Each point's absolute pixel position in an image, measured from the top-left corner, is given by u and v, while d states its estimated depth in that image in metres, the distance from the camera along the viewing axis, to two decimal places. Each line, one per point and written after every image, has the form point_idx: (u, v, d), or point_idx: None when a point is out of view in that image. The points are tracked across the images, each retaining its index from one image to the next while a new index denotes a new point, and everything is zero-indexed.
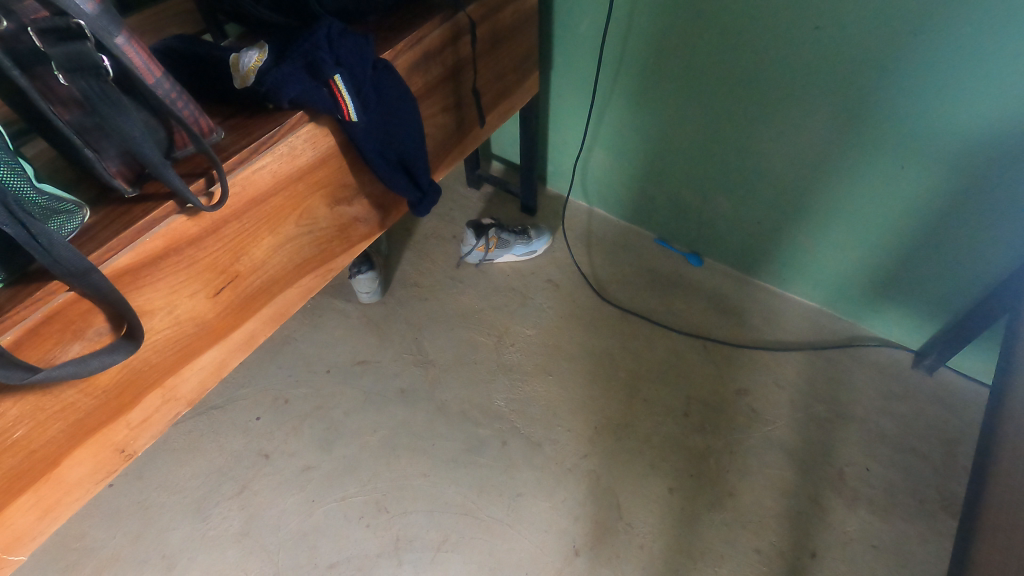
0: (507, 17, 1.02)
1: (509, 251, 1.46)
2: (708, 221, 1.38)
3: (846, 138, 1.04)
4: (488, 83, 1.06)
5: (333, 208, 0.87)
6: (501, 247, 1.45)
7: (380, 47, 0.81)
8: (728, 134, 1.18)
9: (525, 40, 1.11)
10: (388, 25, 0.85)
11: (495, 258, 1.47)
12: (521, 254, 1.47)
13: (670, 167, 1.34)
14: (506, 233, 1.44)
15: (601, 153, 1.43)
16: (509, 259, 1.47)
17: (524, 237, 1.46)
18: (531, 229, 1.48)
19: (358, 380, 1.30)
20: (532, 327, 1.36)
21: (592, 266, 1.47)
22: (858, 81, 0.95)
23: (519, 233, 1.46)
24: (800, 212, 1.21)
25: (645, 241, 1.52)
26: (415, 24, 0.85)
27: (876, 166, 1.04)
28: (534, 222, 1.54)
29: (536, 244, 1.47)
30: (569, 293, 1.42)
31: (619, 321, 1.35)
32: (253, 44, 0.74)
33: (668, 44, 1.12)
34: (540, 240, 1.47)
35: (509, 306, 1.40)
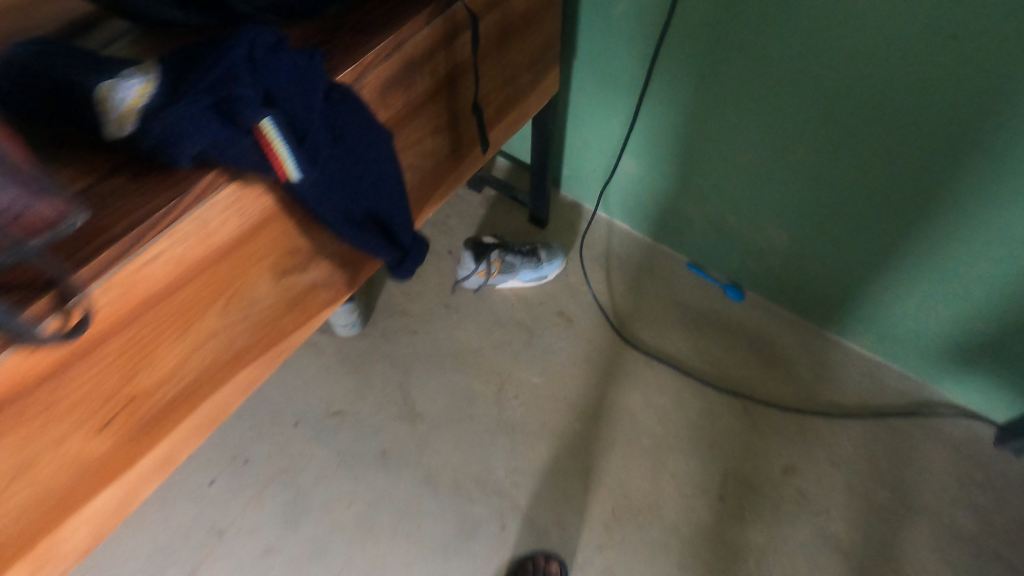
0: (522, 3, 0.75)
1: (515, 276, 1.22)
2: (758, 253, 1.14)
3: (964, 182, 0.79)
4: (494, 91, 0.80)
5: (279, 279, 0.64)
6: (506, 272, 1.21)
7: (339, 63, 0.55)
8: (801, 159, 0.93)
9: (545, 30, 0.84)
10: (353, 25, 0.59)
11: (498, 284, 1.23)
12: (529, 279, 1.23)
13: (718, 189, 1.09)
14: (514, 255, 1.20)
15: (631, 163, 1.17)
16: (515, 285, 1.24)
17: (534, 260, 1.22)
18: (541, 249, 1.24)
19: (331, 436, 1.09)
20: (539, 374, 1.14)
21: (612, 296, 1.24)
22: (1002, 115, 0.70)
23: (528, 255, 1.22)
24: (882, 259, 0.97)
25: (677, 266, 1.27)
26: (390, 24, 0.59)
27: (1001, 221, 0.79)
28: (545, 239, 1.29)
29: (547, 267, 1.23)
30: (584, 332, 1.19)
31: (644, 371, 1.14)
32: (138, 64, 0.49)
33: (736, 43, 0.85)
34: (552, 263, 1.24)
35: (512, 346, 1.18)
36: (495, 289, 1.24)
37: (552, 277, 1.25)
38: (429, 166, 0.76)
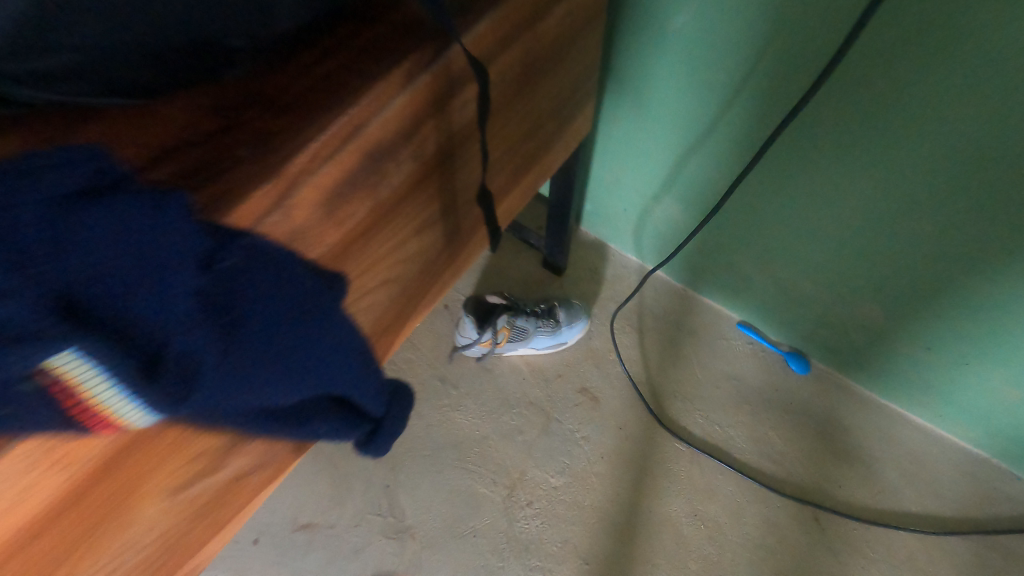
0: (554, 30, 0.50)
1: (527, 344, 0.99)
2: (834, 325, 0.90)
3: None
4: (508, 154, 0.56)
5: (175, 497, 0.40)
6: (517, 339, 0.97)
7: (248, 177, 0.32)
8: (921, 228, 0.69)
9: (581, 60, 0.59)
10: (282, 99, 0.35)
11: (506, 352, 1.00)
12: (544, 345, 1.00)
13: (792, 250, 0.84)
14: (528, 319, 0.96)
15: (674, 209, 0.92)
16: (527, 353, 1.01)
17: (551, 323, 0.98)
18: (559, 309, 1.01)
19: (300, 559, 0.87)
20: (559, 474, 0.92)
21: (647, 366, 1.01)
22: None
23: (543, 317, 0.98)
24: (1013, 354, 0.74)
25: (723, 327, 1.04)
26: (341, 94, 0.35)
27: None
28: (563, 295, 1.05)
29: (566, 331, 1.00)
30: (614, 416, 0.96)
31: (688, 469, 0.92)
32: None
33: (848, 78, 0.61)
34: (573, 326, 1.00)
35: (525, 434, 0.95)
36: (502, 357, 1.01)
37: (571, 342, 1.02)
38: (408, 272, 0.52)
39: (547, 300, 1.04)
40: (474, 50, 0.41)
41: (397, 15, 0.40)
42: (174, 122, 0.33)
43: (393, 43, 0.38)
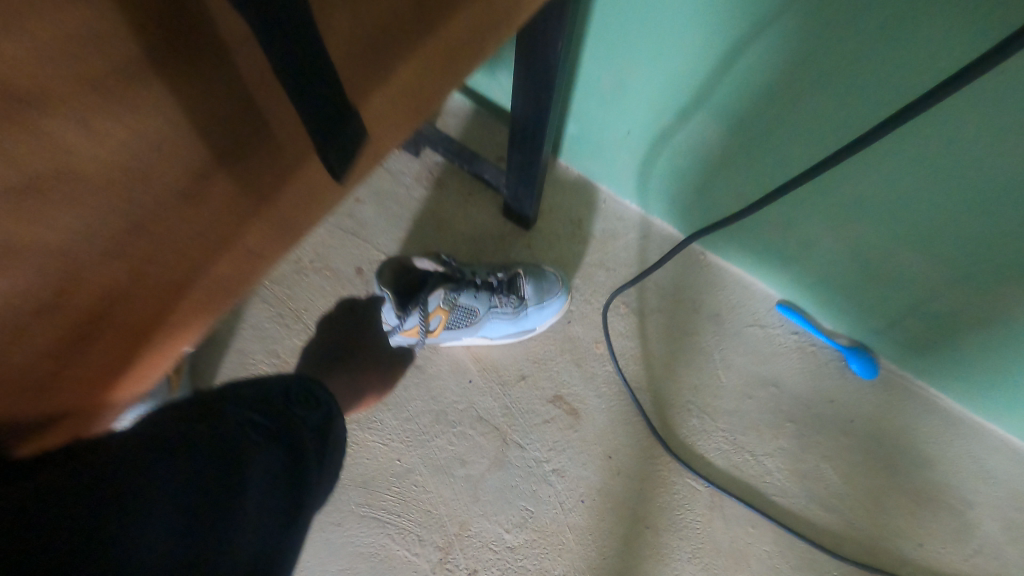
0: None
1: (474, 331, 0.66)
2: (940, 318, 0.59)
3: None
4: None
5: None
6: (460, 325, 0.64)
7: None
8: None
9: None
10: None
11: (442, 343, 0.67)
12: (499, 333, 0.68)
13: (902, 203, 0.51)
14: (477, 296, 0.63)
15: (711, 132, 0.59)
16: (475, 342, 0.68)
17: (512, 303, 0.65)
18: (525, 280, 0.67)
19: None
20: (516, 529, 0.62)
21: (649, 366, 0.70)
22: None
23: (500, 294, 0.65)
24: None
25: (758, 309, 0.73)
26: None
27: None
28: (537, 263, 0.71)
29: (534, 314, 0.68)
30: (600, 440, 0.66)
31: (704, 523, 0.63)
32: None
33: None
34: (544, 306, 0.68)
35: (469, 467, 0.64)
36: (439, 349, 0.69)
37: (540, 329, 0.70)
38: (149, 361, 0.24)
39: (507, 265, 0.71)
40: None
41: None
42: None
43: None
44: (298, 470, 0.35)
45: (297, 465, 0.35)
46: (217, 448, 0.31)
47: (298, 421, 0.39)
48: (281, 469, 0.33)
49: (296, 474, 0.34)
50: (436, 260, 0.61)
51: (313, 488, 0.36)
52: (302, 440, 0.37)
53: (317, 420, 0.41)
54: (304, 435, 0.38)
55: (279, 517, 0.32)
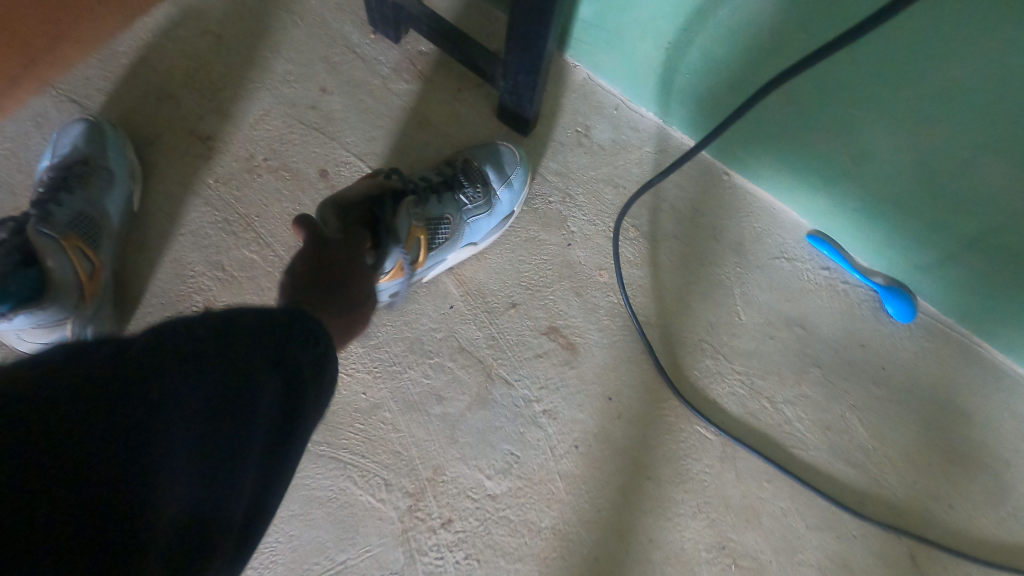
0: None
1: (456, 244, 0.55)
2: (1010, 248, 0.50)
3: None
4: None
5: None
6: (442, 240, 0.53)
7: None
8: None
9: None
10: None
11: (424, 275, 0.55)
12: (480, 234, 0.58)
13: (1005, 94, 0.41)
14: (438, 200, 0.53)
15: (764, 6, 0.47)
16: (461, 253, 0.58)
17: (477, 190, 0.56)
18: (483, 167, 0.58)
19: None
20: (499, 475, 0.54)
21: (659, 299, 0.60)
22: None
23: (460, 188, 0.56)
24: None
25: (785, 240, 0.63)
26: None
27: None
28: (489, 145, 0.61)
29: (506, 196, 0.59)
30: (600, 378, 0.57)
31: (715, 476, 0.55)
32: None
33: None
34: (511, 183, 0.59)
35: (446, 405, 0.55)
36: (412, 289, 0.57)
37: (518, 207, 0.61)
38: None
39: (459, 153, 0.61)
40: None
41: None
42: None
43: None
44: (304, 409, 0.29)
45: (301, 396, 0.28)
46: (224, 389, 0.25)
47: (317, 345, 0.30)
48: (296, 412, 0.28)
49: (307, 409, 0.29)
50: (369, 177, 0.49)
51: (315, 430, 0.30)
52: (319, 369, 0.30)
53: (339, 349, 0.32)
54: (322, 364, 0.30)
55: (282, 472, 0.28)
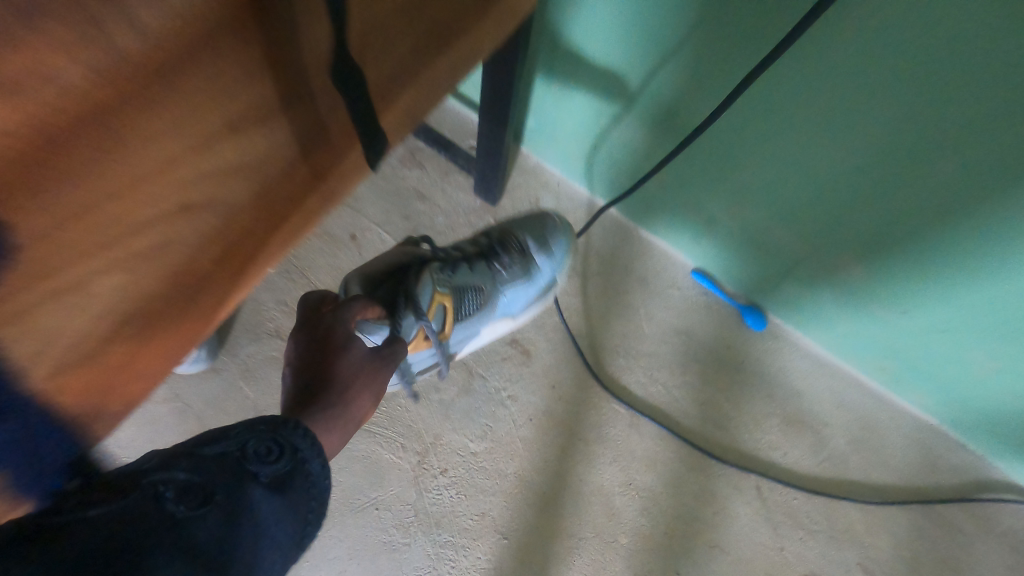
0: None
1: (490, 307, 0.70)
2: (803, 277, 0.78)
3: None
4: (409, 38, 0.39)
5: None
6: (480, 308, 0.68)
7: None
8: (933, 170, 0.56)
9: None
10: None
11: (465, 342, 0.70)
12: (518, 299, 0.74)
13: (767, 187, 0.70)
14: (480, 275, 0.68)
15: (637, 131, 0.76)
16: (502, 321, 0.75)
17: (518, 261, 0.72)
18: (523, 240, 0.74)
19: None
20: (479, 439, 0.79)
21: (588, 317, 0.87)
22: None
23: (495, 260, 0.70)
24: (989, 313, 0.65)
25: (677, 275, 0.90)
26: None
27: None
28: (539, 215, 0.77)
29: (541, 263, 0.74)
30: (547, 372, 0.84)
31: (625, 435, 0.81)
32: None
33: None
34: (549, 256, 0.76)
35: (442, 393, 0.81)
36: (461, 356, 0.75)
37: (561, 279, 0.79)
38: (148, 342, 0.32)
39: (492, 227, 0.76)
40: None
41: None
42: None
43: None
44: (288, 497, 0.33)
45: (240, 498, 0.31)
46: (138, 509, 0.28)
47: (291, 441, 0.34)
48: (272, 508, 0.32)
49: (283, 504, 0.33)
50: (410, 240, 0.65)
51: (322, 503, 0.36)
52: (303, 454, 0.34)
53: (326, 464, 0.36)
54: (306, 452, 0.35)
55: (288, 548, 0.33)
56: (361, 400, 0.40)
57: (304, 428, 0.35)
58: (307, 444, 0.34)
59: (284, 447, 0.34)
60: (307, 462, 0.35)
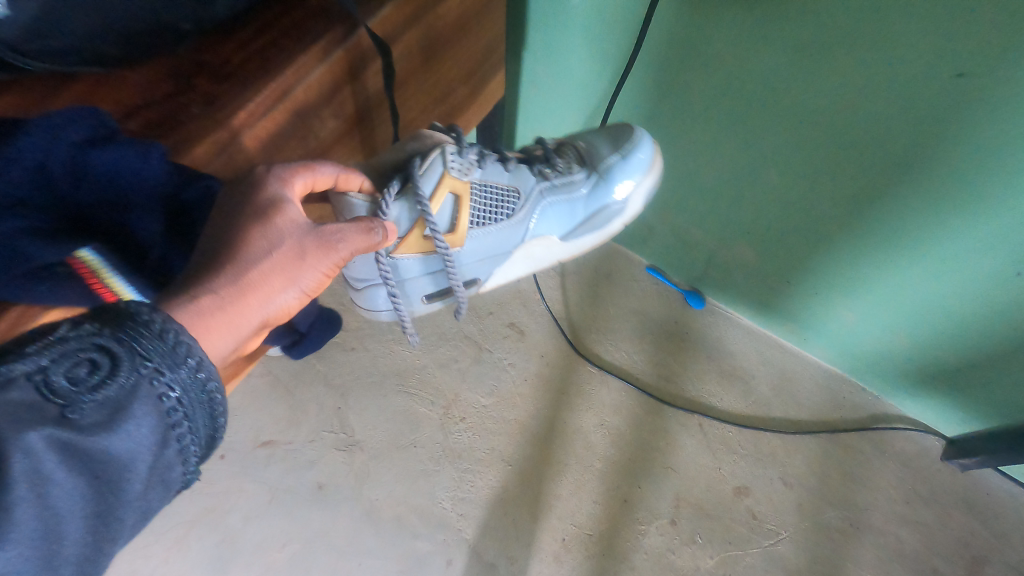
0: (450, 15, 0.70)
1: (518, 214, 0.76)
2: (716, 264, 1.07)
3: (913, 220, 0.77)
4: (419, 123, 0.77)
5: None
6: (511, 214, 0.75)
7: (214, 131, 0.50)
8: (770, 179, 0.85)
9: (481, 36, 0.79)
10: (215, 68, 0.54)
11: (483, 249, 0.75)
12: (563, 216, 0.80)
13: (675, 201, 1.00)
14: (520, 179, 0.75)
15: None
16: (541, 238, 0.81)
17: (573, 173, 0.78)
18: (574, 156, 0.80)
19: (261, 471, 1.01)
20: (487, 395, 1.07)
21: (567, 304, 1.16)
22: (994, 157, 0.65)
23: (541, 171, 0.77)
24: (934, 209, 0.74)
25: (635, 271, 1.19)
26: (264, 73, 0.53)
27: (930, 263, 0.80)
28: (616, 126, 0.81)
29: (603, 181, 0.78)
30: (537, 344, 1.12)
31: (597, 389, 1.08)
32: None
33: (701, 60, 0.77)
34: (608, 168, 0.78)
35: (458, 363, 1.10)
36: (489, 280, 0.81)
37: (627, 207, 0.80)
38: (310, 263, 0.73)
39: (568, 139, 0.83)
40: (377, 29, 0.60)
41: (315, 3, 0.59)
42: (142, 83, 0.52)
43: (308, 26, 0.57)
44: (134, 407, 0.36)
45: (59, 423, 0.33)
46: None
47: (138, 338, 0.37)
48: (98, 429, 0.35)
49: (128, 416, 0.36)
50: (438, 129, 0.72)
51: (197, 408, 0.40)
52: (157, 360, 0.38)
53: (186, 369, 0.39)
54: (160, 355, 0.38)
55: (166, 454, 0.39)
56: (256, 294, 0.47)
57: (155, 335, 0.38)
58: (163, 346, 0.38)
59: (124, 350, 0.36)
60: (171, 364, 0.38)
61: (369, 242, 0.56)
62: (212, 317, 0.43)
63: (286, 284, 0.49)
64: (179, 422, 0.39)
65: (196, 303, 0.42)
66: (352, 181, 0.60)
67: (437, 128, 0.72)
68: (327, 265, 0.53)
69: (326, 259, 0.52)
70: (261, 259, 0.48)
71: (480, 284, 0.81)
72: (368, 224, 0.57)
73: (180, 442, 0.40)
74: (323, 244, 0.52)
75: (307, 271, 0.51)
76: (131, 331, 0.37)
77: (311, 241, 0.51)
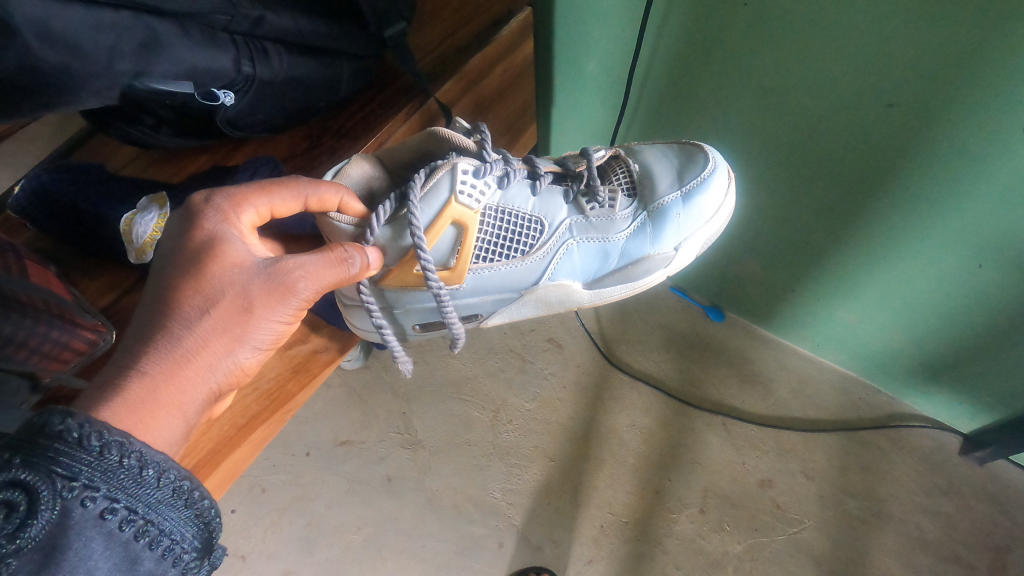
0: (493, 81, 0.92)
1: (531, 254, 0.75)
2: (729, 279, 1.20)
3: (891, 233, 0.89)
4: None
5: (284, 351, 0.77)
6: (525, 252, 0.75)
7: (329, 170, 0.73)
8: (763, 200, 1.00)
9: (517, 95, 1.00)
10: (336, 130, 0.79)
11: (491, 287, 0.75)
12: (596, 259, 0.79)
13: None
14: (538, 209, 0.76)
15: None
16: (568, 279, 0.79)
17: (617, 210, 0.77)
18: (623, 193, 0.78)
19: (339, 466, 1.18)
20: (531, 400, 1.22)
21: (600, 322, 1.31)
22: (948, 171, 0.76)
23: (580, 199, 0.77)
24: (928, 220, 0.83)
25: (661, 290, 1.32)
26: (366, 132, 0.79)
27: (911, 272, 0.92)
28: (691, 154, 0.78)
29: (653, 227, 0.76)
30: (573, 355, 1.27)
31: (628, 393, 1.22)
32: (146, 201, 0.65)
33: (692, 107, 0.94)
34: (658, 211, 0.76)
35: (505, 372, 1.25)
36: (495, 317, 0.80)
37: (676, 257, 0.77)
38: None
39: (620, 164, 0.81)
40: (443, 98, 0.82)
41: (399, 81, 0.84)
42: (285, 142, 0.77)
43: (398, 100, 0.82)
44: (72, 534, 0.35)
45: None
46: None
47: (55, 458, 0.36)
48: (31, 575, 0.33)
49: (68, 551, 0.35)
50: (463, 128, 0.73)
51: (162, 507, 0.39)
52: (86, 475, 0.36)
53: (126, 470, 0.38)
54: (89, 468, 0.37)
55: (141, 564, 0.38)
56: (197, 363, 0.50)
57: (81, 449, 0.37)
58: (92, 455, 0.37)
59: (38, 477, 0.35)
60: (104, 473, 0.37)
61: (336, 272, 0.57)
62: (144, 406, 0.45)
63: (233, 344, 0.53)
64: (141, 528, 0.38)
65: (131, 389, 0.46)
66: (328, 199, 0.61)
67: (462, 126, 0.73)
68: (284, 308, 0.55)
69: (283, 304, 0.55)
70: (200, 324, 0.51)
71: (481, 319, 0.81)
72: (335, 254, 0.58)
73: (153, 547, 0.39)
74: (277, 290, 0.54)
75: (258, 324, 0.54)
76: (51, 451, 0.36)
77: (260, 289, 0.54)
